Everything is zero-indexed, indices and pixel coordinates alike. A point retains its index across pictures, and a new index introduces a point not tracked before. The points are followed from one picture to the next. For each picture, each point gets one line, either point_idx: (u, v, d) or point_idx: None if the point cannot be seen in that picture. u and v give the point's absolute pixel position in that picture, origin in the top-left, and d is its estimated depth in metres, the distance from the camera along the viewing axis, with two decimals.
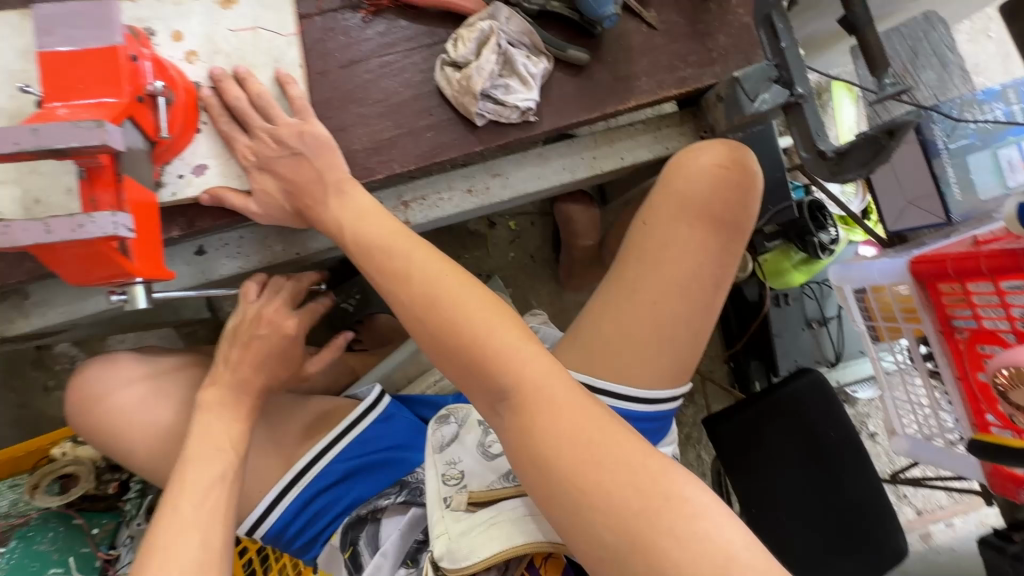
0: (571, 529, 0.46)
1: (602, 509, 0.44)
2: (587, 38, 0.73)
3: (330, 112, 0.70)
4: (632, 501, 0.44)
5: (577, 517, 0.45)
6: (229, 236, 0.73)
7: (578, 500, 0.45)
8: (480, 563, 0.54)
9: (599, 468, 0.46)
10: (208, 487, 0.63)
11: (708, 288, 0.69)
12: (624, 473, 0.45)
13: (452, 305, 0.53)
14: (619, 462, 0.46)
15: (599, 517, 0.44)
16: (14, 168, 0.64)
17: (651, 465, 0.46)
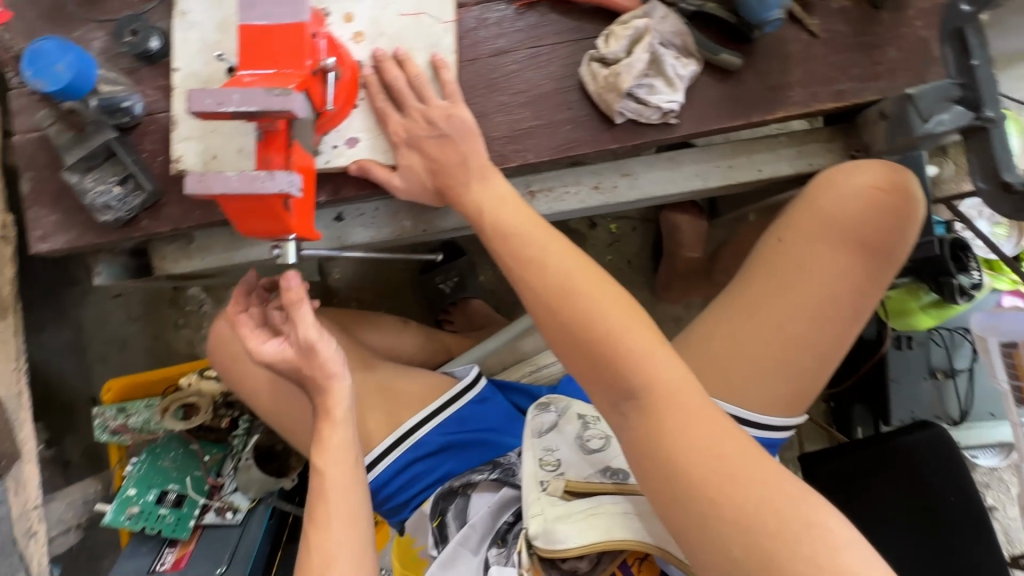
0: (695, 539, 0.44)
1: (733, 524, 0.43)
2: (741, 43, 0.70)
3: (474, 98, 0.72)
4: (768, 521, 0.42)
5: (704, 528, 0.44)
6: (366, 206, 0.78)
7: (706, 511, 0.44)
8: (578, 549, 0.51)
9: (733, 482, 0.44)
10: (346, 457, 0.67)
11: (844, 317, 0.64)
12: (761, 492, 0.43)
13: (586, 299, 0.53)
14: (754, 480, 0.44)
15: (729, 532, 0.43)
16: (199, 126, 0.72)
17: (789, 487, 0.44)
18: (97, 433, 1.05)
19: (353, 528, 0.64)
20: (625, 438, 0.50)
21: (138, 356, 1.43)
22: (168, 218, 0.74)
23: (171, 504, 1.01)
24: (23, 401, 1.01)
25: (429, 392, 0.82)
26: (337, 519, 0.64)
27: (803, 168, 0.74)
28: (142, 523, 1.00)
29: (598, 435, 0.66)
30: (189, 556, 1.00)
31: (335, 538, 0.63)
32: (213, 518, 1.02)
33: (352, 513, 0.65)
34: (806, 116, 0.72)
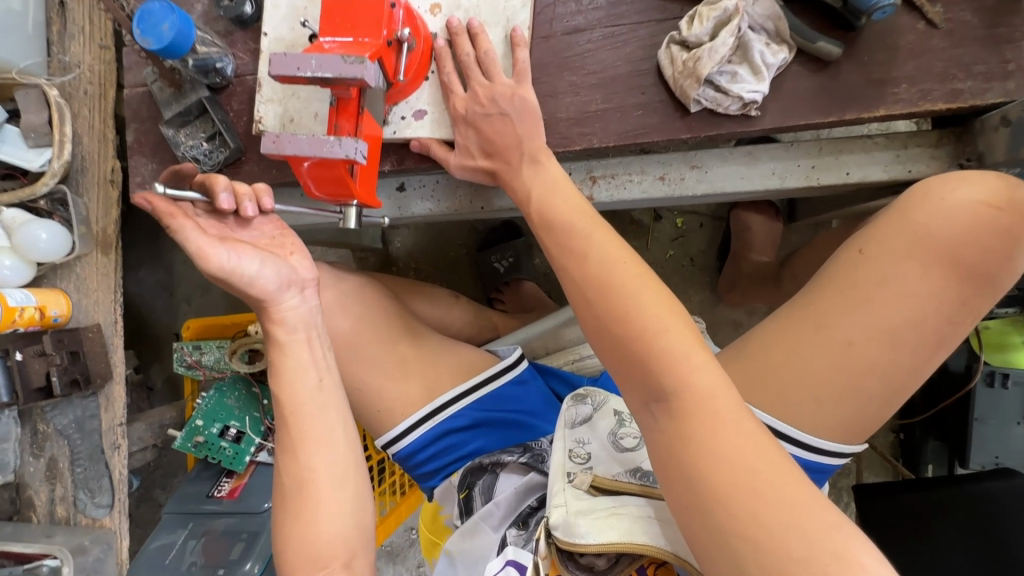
0: (711, 554, 0.40)
1: (754, 543, 0.39)
2: (844, 31, 0.64)
3: (545, 77, 0.71)
4: (796, 548, 0.38)
5: (723, 545, 0.40)
6: (428, 179, 0.79)
7: (727, 527, 0.40)
8: (597, 547, 0.49)
9: (762, 503, 0.39)
10: (311, 379, 0.65)
11: (927, 344, 0.58)
12: (791, 517, 0.39)
13: (625, 291, 0.49)
14: (786, 503, 0.39)
15: (751, 551, 0.39)
16: (280, 90, 0.76)
17: (825, 516, 0.39)
18: (176, 364, 1.16)
19: (329, 452, 0.64)
20: (652, 439, 0.46)
21: (217, 301, 1.56)
22: (246, 175, 0.79)
23: (231, 439, 1.10)
24: (118, 328, 1.13)
25: (469, 368, 0.83)
26: (302, 444, 0.63)
27: (899, 175, 0.66)
28: (206, 451, 1.10)
29: (631, 434, 0.64)
30: (243, 487, 1.08)
31: (309, 460, 0.63)
32: (267, 457, 1.10)
33: (322, 438, 0.64)
34: (911, 117, 0.64)
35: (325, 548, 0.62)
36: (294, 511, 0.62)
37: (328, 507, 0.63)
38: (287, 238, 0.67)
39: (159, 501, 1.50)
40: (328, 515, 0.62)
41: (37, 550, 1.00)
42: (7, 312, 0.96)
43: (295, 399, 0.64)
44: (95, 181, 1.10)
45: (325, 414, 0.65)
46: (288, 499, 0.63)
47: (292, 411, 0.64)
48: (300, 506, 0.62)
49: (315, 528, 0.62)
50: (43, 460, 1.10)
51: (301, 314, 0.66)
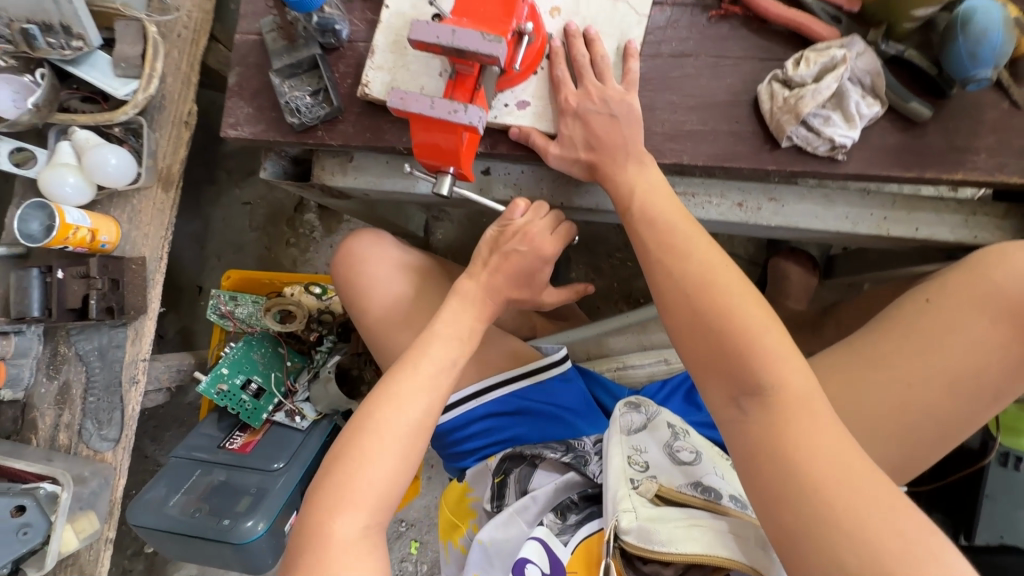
0: (800, 544, 0.41)
1: (850, 537, 0.40)
2: (934, 97, 0.69)
3: (647, 91, 0.75)
4: (892, 545, 0.39)
5: (814, 536, 0.41)
6: (514, 167, 0.82)
7: (824, 520, 0.41)
8: (679, 556, 0.51)
9: (858, 500, 0.41)
10: (452, 349, 0.70)
11: (984, 396, 0.61)
12: (887, 516, 0.40)
13: (726, 291, 0.51)
14: (881, 502, 0.41)
15: (843, 542, 0.40)
16: (392, 59, 0.79)
17: (918, 520, 0.40)
18: (209, 311, 1.16)
19: (425, 411, 0.66)
20: (739, 433, 0.47)
21: (248, 261, 1.57)
22: (341, 133, 0.82)
23: (252, 394, 1.09)
24: (162, 265, 1.13)
25: (517, 357, 0.85)
26: (398, 385, 0.66)
27: (965, 238, 0.70)
28: (226, 402, 1.08)
29: (687, 447, 0.65)
30: (255, 444, 1.06)
31: (402, 409, 0.65)
32: (283, 418, 1.09)
33: (426, 397, 0.66)
34: (985, 185, 0.68)
35: (367, 493, 0.61)
36: (361, 442, 0.63)
37: (391, 457, 0.63)
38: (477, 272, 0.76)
39: (148, 452, 1.47)
40: (389, 464, 0.63)
41: (36, 471, 0.98)
42: (62, 228, 0.97)
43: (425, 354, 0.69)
44: (170, 120, 1.12)
45: (438, 381, 0.68)
46: (356, 421, 0.65)
47: (421, 353, 0.69)
48: (371, 441, 0.63)
49: (372, 469, 0.62)
50: (57, 382, 1.08)
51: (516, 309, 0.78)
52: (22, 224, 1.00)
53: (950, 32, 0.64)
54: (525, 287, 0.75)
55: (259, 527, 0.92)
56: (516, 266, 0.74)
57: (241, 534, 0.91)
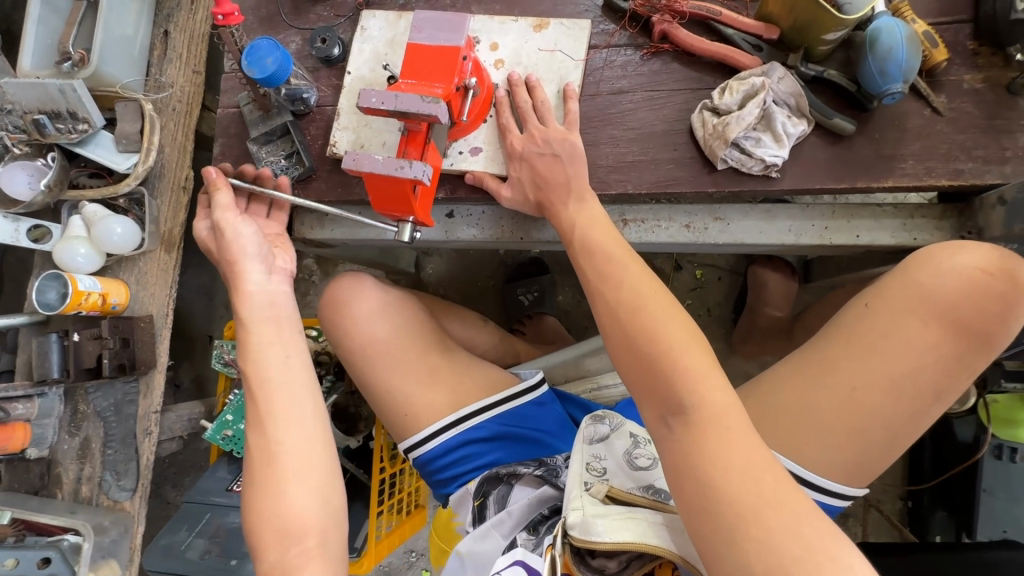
0: (719, 552, 0.44)
1: (760, 543, 0.43)
2: (857, 111, 0.72)
3: (589, 128, 0.80)
4: (797, 550, 0.42)
5: (731, 545, 0.44)
6: (475, 209, 0.87)
7: (737, 529, 0.44)
8: (614, 545, 0.52)
9: (767, 508, 0.44)
10: (279, 354, 0.72)
11: (927, 396, 0.63)
12: (792, 521, 0.43)
13: (655, 317, 0.55)
14: (787, 509, 0.44)
15: (753, 548, 0.43)
16: (355, 120, 0.86)
17: (820, 522, 0.44)
18: (213, 361, 1.22)
19: (295, 427, 0.69)
20: (668, 449, 0.50)
21: None
22: (314, 190, 0.89)
23: None
24: (167, 321, 1.22)
25: (494, 384, 0.89)
26: (260, 425, 0.69)
27: (905, 241, 0.73)
28: (231, 446, 1.15)
29: (645, 454, 0.69)
30: None
31: (276, 434, 0.68)
32: None
33: (290, 411, 0.70)
34: (917, 190, 0.71)
35: (298, 522, 0.66)
36: (262, 488, 0.67)
37: (296, 479, 0.67)
38: (280, 241, 0.83)
39: (169, 498, 1.53)
40: (299, 489, 0.67)
41: (60, 524, 1.05)
42: (75, 295, 1.05)
43: (262, 372, 0.70)
44: (169, 187, 1.21)
45: (291, 388, 0.71)
46: (254, 478, 0.68)
47: (256, 385, 0.70)
48: (269, 477, 0.67)
49: (287, 500, 0.66)
50: (78, 439, 1.15)
51: (263, 290, 0.75)
52: (39, 295, 1.08)
53: (862, 51, 0.68)
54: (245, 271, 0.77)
55: None
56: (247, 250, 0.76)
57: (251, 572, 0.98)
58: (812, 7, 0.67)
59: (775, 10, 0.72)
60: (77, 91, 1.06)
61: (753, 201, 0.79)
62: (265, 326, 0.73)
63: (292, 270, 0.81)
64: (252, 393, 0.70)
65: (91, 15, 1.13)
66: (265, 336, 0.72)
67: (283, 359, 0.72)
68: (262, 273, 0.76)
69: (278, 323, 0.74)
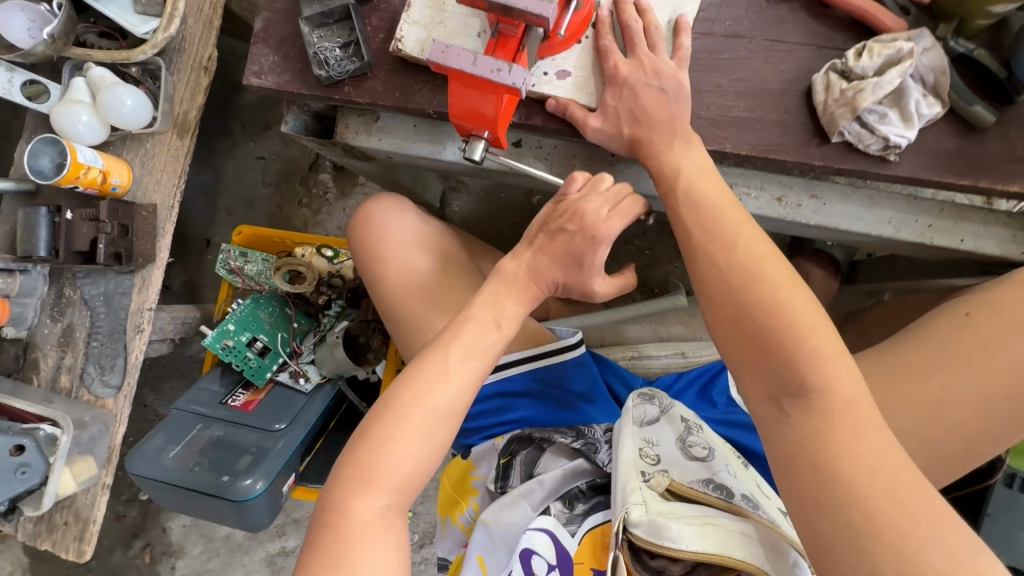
0: (836, 548, 0.40)
1: (893, 549, 0.38)
2: (998, 101, 0.65)
3: (694, 71, 0.71)
4: (939, 562, 0.38)
5: (857, 548, 0.39)
6: (547, 141, 0.79)
7: (864, 530, 0.39)
8: (691, 554, 0.49)
9: (904, 511, 0.39)
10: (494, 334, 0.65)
11: (1022, 415, 0.58)
12: (935, 531, 0.39)
13: (777, 287, 0.48)
14: (926, 515, 0.39)
15: (884, 552, 0.38)
16: (427, 15, 0.75)
17: (960, 534, 0.39)
18: (218, 266, 1.13)
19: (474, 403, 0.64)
20: (777, 433, 0.46)
21: (258, 216, 1.53)
22: (368, 90, 0.78)
23: (257, 352, 1.08)
24: (172, 215, 1.11)
25: (533, 338, 0.83)
26: (455, 377, 0.62)
27: (1012, 253, 0.69)
28: (230, 357, 1.06)
29: (701, 443, 0.64)
30: (258, 402, 1.06)
31: (447, 393, 0.61)
32: (287, 378, 1.09)
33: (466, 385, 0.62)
34: None
35: (395, 475, 0.59)
36: (420, 430, 0.60)
37: (422, 439, 0.60)
38: (553, 242, 0.67)
39: (146, 402, 1.46)
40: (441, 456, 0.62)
41: (38, 412, 0.97)
42: (74, 167, 0.93)
43: (470, 337, 0.64)
44: (189, 65, 1.07)
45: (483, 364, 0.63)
46: (416, 413, 0.60)
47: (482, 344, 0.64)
48: (436, 430, 0.60)
49: (401, 450, 0.59)
50: (60, 325, 1.06)
51: None
52: (31, 160, 0.96)
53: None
54: (571, 268, 0.67)
55: (258, 486, 0.91)
56: (565, 248, 0.66)
57: (240, 492, 0.90)
58: None
59: None
60: None
61: (854, 183, 0.72)
62: (527, 312, 0.68)
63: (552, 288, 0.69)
64: (467, 348, 0.63)
65: None
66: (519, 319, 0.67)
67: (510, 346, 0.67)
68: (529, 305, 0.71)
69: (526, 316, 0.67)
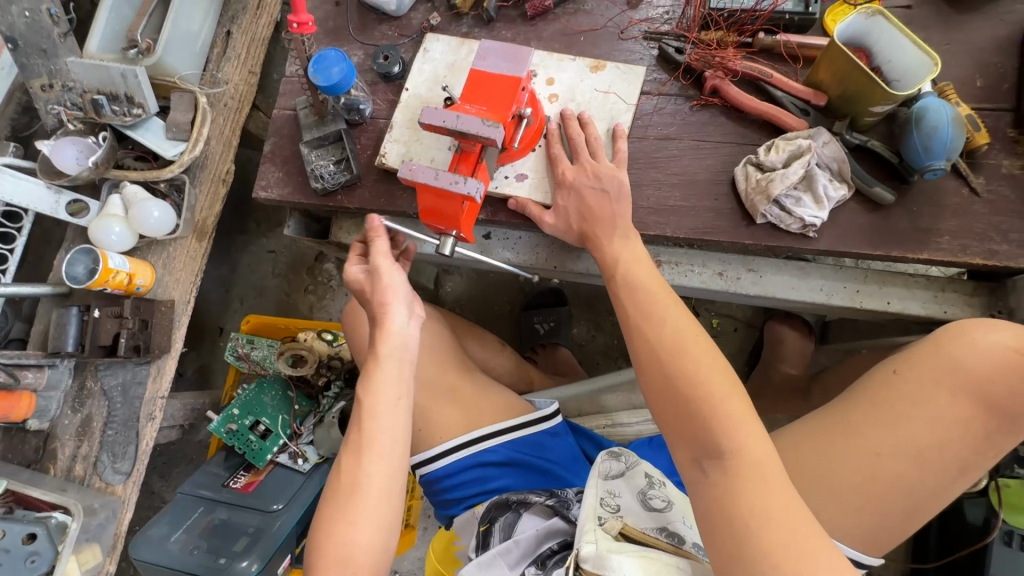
0: None
1: None
2: (897, 182, 0.75)
3: (634, 168, 0.82)
4: None
5: None
6: (512, 233, 0.90)
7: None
8: None
9: (804, 562, 0.45)
10: (392, 393, 0.71)
11: (951, 469, 0.63)
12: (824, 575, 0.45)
13: (695, 361, 0.55)
14: (817, 560, 0.45)
15: None
16: (407, 134, 0.88)
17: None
18: (227, 353, 1.22)
19: (397, 447, 0.70)
20: (701, 493, 0.51)
21: (268, 304, 1.65)
22: (358, 197, 0.90)
23: (259, 434, 1.14)
24: (187, 309, 1.22)
25: (512, 409, 0.88)
26: (370, 429, 0.69)
27: (936, 312, 0.76)
28: (233, 441, 1.14)
29: (660, 496, 0.69)
30: (257, 484, 1.10)
31: (371, 447, 0.69)
32: (286, 459, 1.14)
33: (386, 451, 0.69)
34: (951, 265, 0.73)
35: (358, 555, 0.66)
36: (355, 494, 0.68)
37: (369, 517, 0.67)
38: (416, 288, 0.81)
39: (155, 488, 1.50)
40: (388, 509, 0.69)
41: (51, 500, 1.03)
42: (104, 272, 1.06)
43: (374, 408, 0.70)
44: (209, 178, 1.23)
45: (393, 429, 0.70)
46: (347, 476, 0.69)
47: (378, 384, 0.71)
48: (369, 483, 0.68)
49: (354, 532, 0.66)
50: (79, 415, 1.13)
51: (401, 334, 0.73)
52: (68, 267, 1.08)
53: (907, 126, 0.71)
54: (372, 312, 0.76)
55: (253, 568, 0.93)
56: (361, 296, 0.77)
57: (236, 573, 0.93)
58: (863, 80, 0.70)
59: (825, 78, 0.75)
60: (139, 77, 1.07)
61: (786, 257, 0.82)
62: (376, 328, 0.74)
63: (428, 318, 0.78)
64: (366, 391, 0.71)
65: (161, 8, 1.15)
66: (388, 351, 0.72)
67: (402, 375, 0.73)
68: (404, 318, 0.74)
69: (402, 343, 0.73)
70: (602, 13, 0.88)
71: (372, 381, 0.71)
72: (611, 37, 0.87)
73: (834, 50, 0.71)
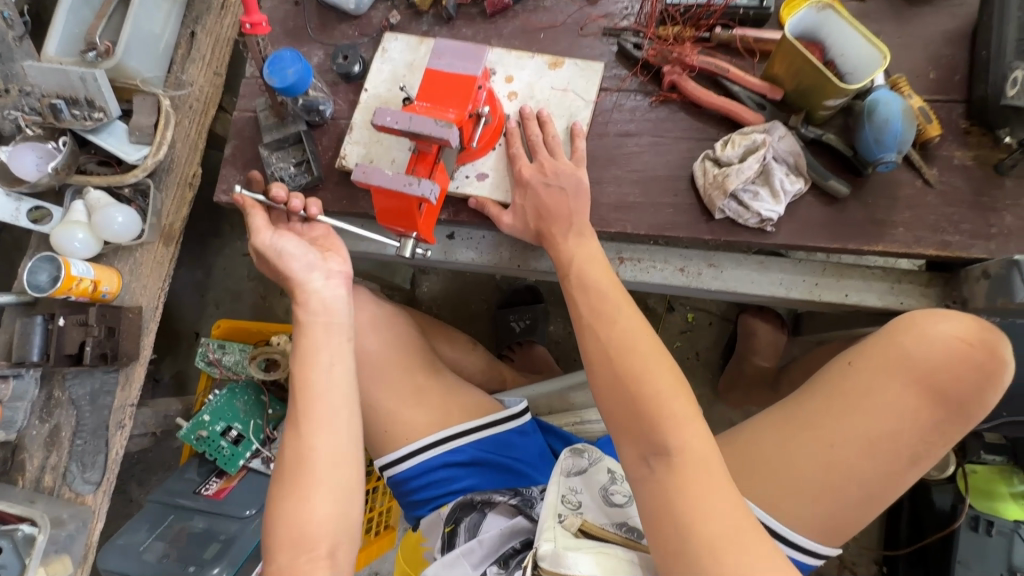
0: None
1: None
2: (852, 175, 0.75)
3: (594, 166, 0.82)
4: None
5: None
6: (475, 232, 0.90)
7: None
8: None
9: (743, 557, 0.47)
10: (326, 359, 0.71)
11: (903, 459, 0.63)
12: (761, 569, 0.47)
13: (643, 359, 0.56)
14: (754, 556, 0.47)
15: None
16: (367, 135, 0.88)
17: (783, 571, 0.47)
18: (197, 359, 1.21)
19: (337, 415, 0.70)
20: (647, 490, 0.51)
21: (244, 307, 1.64)
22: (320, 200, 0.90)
23: (231, 440, 1.14)
24: (156, 315, 1.21)
25: (478, 409, 0.88)
26: (306, 401, 0.69)
27: (891, 304, 0.77)
28: (204, 447, 1.13)
29: (622, 492, 0.69)
30: (229, 490, 1.10)
31: (312, 421, 0.69)
32: (259, 464, 1.13)
33: (331, 420, 0.70)
34: (905, 256, 0.74)
35: (312, 534, 0.66)
36: (304, 473, 0.67)
37: (321, 491, 0.67)
38: (330, 240, 0.79)
39: (133, 496, 1.48)
40: (335, 483, 0.68)
41: (17, 512, 1.01)
42: (67, 279, 1.04)
43: (309, 378, 0.70)
44: (175, 182, 1.21)
45: (328, 396, 0.70)
46: (292, 454, 0.68)
47: (310, 352, 0.71)
48: (312, 457, 0.68)
49: (308, 508, 0.66)
50: (47, 426, 1.11)
51: (323, 297, 0.73)
52: (30, 275, 1.07)
53: (860, 118, 0.71)
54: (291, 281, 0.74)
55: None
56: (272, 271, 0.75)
57: None
58: (815, 74, 0.70)
59: (780, 73, 0.76)
60: (98, 81, 1.05)
61: (747, 251, 0.83)
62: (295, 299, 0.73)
63: (349, 270, 0.77)
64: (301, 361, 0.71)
65: (120, 10, 1.13)
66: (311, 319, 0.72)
67: (337, 341, 0.73)
68: (324, 283, 0.74)
69: (328, 308, 0.73)
70: (561, 10, 0.88)
71: (302, 352, 0.71)
72: (571, 34, 0.87)
73: (787, 44, 0.71)
